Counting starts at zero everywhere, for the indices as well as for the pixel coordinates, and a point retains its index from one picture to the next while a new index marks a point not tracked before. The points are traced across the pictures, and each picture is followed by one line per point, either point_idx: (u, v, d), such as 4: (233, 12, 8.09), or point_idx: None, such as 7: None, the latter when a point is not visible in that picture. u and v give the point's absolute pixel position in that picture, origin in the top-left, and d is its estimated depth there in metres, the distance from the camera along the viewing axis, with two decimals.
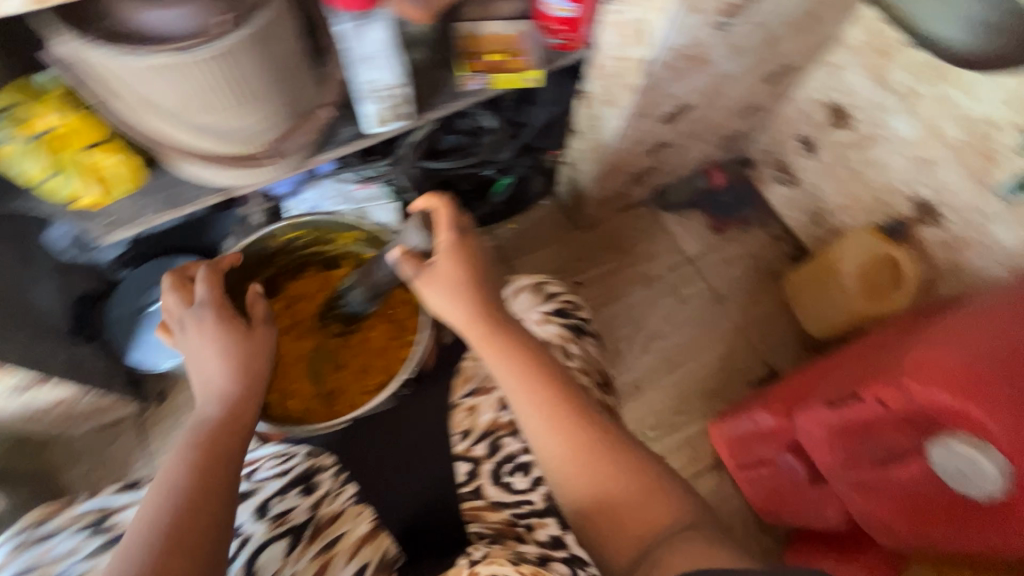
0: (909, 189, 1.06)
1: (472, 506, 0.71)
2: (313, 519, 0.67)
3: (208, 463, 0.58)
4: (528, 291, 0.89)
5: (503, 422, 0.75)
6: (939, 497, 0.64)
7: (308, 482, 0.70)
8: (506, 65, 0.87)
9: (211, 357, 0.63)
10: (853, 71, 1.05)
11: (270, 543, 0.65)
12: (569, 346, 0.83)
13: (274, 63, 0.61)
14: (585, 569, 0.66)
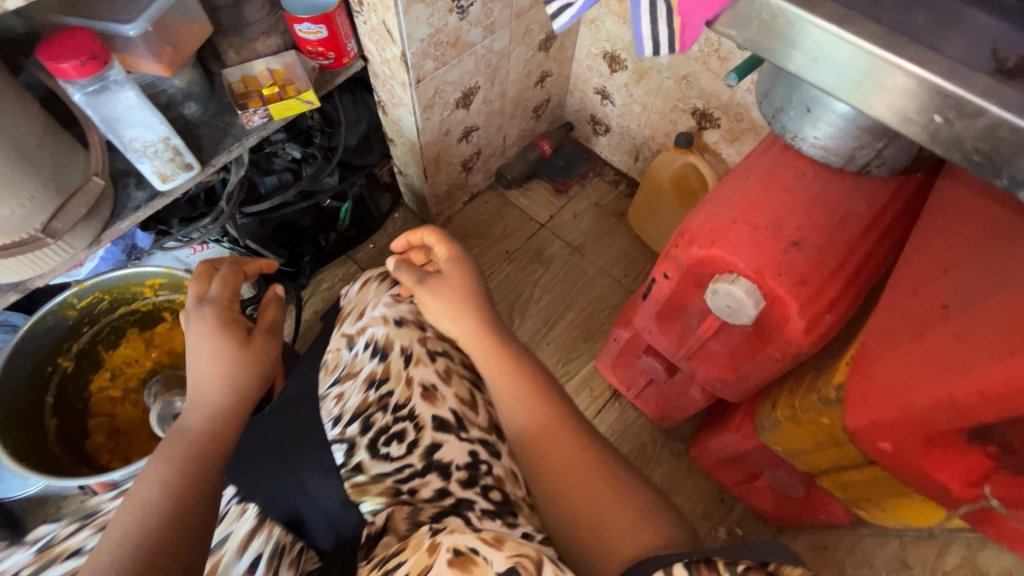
0: (686, 104, 1.21)
1: (354, 485, 0.62)
2: None
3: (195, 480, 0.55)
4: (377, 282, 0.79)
5: (373, 399, 0.65)
6: (738, 336, 0.74)
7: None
8: (282, 95, 0.91)
9: (208, 360, 0.63)
10: (607, 21, 1.20)
11: None
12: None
13: (9, 144, 0.62)
14: (474, 509, 0.58)
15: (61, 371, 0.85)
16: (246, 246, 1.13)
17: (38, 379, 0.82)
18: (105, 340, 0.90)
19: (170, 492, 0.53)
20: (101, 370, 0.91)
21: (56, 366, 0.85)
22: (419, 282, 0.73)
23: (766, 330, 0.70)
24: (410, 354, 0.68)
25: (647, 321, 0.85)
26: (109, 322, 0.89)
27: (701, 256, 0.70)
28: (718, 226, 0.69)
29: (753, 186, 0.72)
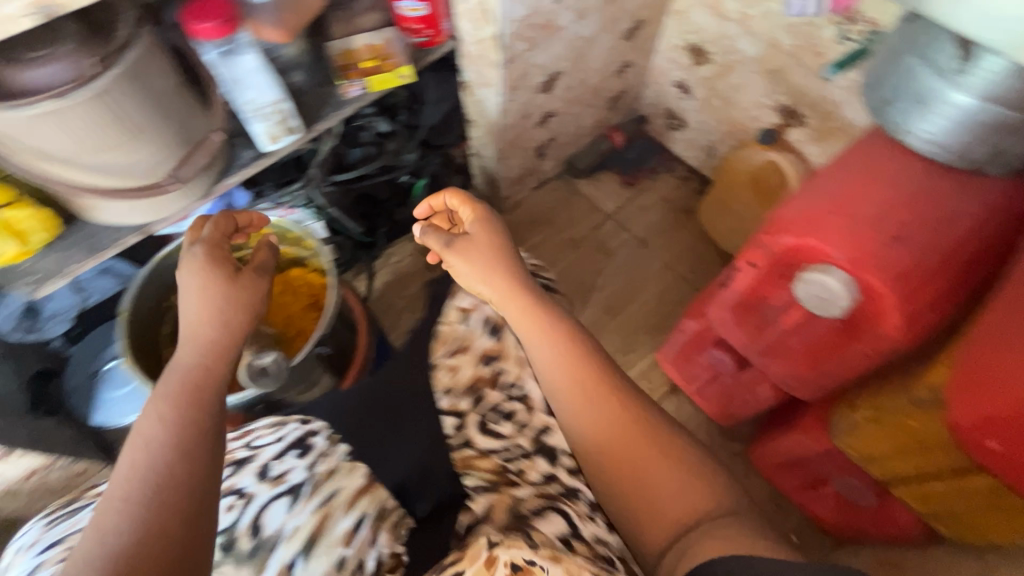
0: (771, 101, 1.18)
1: (462, 456, 0.69)
2: (310, 478, 0.63)
3: (192, 417, 0.54)
4: None
5: (485, 375, 0.73)
6: (821, 334, 0.72)
7: (302, 444, 0.65)
8: (379, 68, 0.95)
9: (196, 301, 0.61)
10: (695, 13, 1.19)
11: (271, 502, 0.60)
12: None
13: (151, 96, 0.68)
14: (580, 497, 0.64)
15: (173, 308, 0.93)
16: (330, 215, 1.18)
17: (156, 314, 0.90)
18: None
19: (175, 426, 0.53)
20: None
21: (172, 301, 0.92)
22: (448, 244, 0.71)
23: (856, 325, 0.68)
24: None
25: (723, 311, 0.85)
26: (213, 267, 0.94)
27: (794, 244, 0.69)
28: (816, 216, 0.68)
29: (855, 177, 0.70)
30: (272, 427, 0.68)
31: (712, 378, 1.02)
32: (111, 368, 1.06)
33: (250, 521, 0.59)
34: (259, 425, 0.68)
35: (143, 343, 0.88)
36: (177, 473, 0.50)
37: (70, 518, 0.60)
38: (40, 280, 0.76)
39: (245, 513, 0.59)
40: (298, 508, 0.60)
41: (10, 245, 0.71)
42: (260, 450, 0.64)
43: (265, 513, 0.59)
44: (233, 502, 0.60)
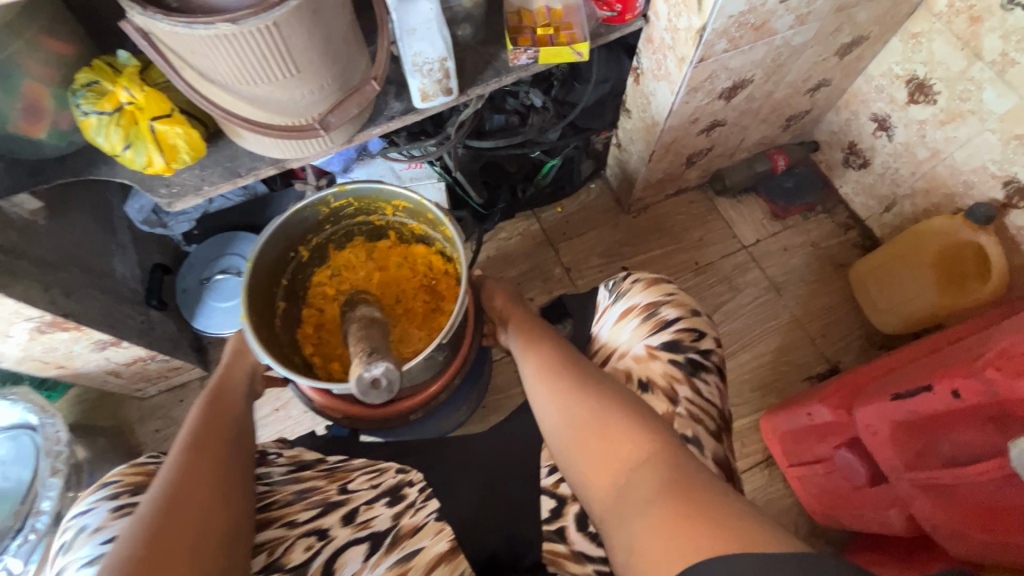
0: (1000, 170, 0.96)
1: (552, 549, 0.64)
2: (393, 529, 0.63)
3: (218, 403, 0.68)
4: (640, 316, 0.74)
5: None
6: (1009, 498, 0.59)
7: (394, 494, 0.66)
8: (554, 39, 0.85)
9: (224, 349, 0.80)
10: (936, 40, 0.97)
11: (349, 547, 0.61)
12: (680, 387, 0.69)
13: (322, 35, 0.62)
14: None
15: (299, 261, 0.79)
16: (454, 177, 1.13)
17: (280, 264, 0.76)
18: (338, 239, 0.81)
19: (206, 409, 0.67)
20: (323, 267, 0.81)
21: (296, 254, 0.78)
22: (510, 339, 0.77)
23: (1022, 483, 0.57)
24: (648, 378, 0.70)
25: (881, 421, 0.71)
26: (345, 226, 0.80)
27: None
28: None
29: None
30: (367, 474, 0.69)
31: (825, 475, 0.88)
32: (220, 281, 1.08)
33: (327, 561, 0.60)
34: (355, 466, 0.70)
35: (261, 301, 0.72)
36: (215, 440, 0.63)
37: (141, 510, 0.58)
38: (176, 194, 0.76)
39: (325, 553, 0.61)
40: (375, 559, 0.60)
41: (157, 158, 0.71)
42: (355, 496, 0.66)
43: (344, 558, 0.60)
44: (314, 543, 0.61)
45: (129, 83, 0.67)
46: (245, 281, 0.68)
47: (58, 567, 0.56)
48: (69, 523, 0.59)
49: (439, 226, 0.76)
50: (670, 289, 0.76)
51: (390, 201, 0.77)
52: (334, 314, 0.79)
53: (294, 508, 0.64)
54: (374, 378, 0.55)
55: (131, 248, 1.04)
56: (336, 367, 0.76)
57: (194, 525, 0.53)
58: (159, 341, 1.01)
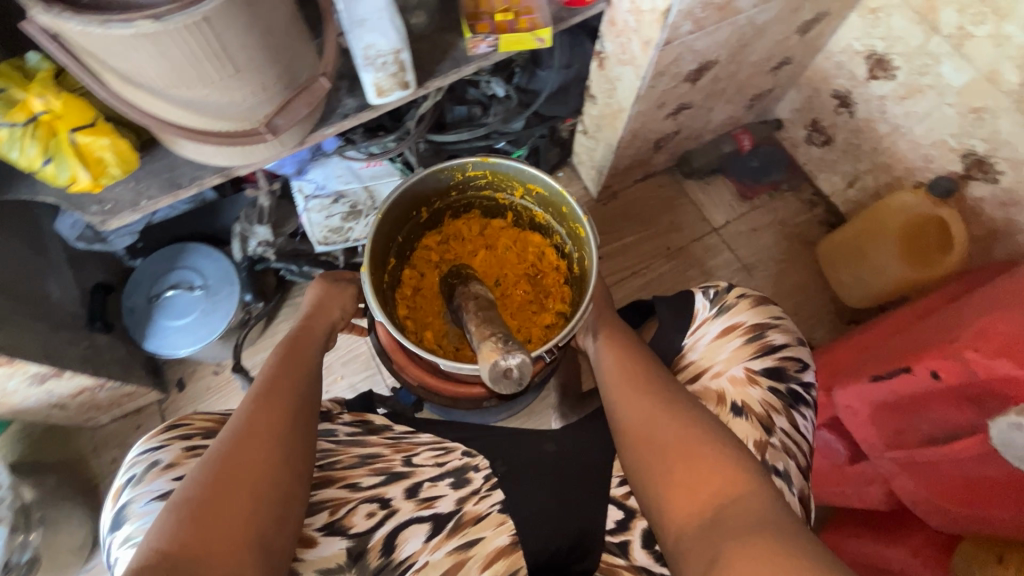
0: (959, 143, 0.98)
1: (610, 561, 0.63)
2: (457, 513, 0.64)
3: (297, 353, 0.68)
4: (740, 335, 0.71)
5: None
6: (993, 475, 0.60)
7: (458, 476, 0.67)
8: (514, 24, 0.80)
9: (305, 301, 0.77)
10: (895, 14, 0.96)
11: (412, 524, 0.62)
12: (776, 417, 0.65)
13: (261, 29, 0.56)
14: None
15: (416, 221, 0.72)
16: None
17: (397, 223, 0.70)
18: (455, 209, 0.75)
19: (284, 356, 0.67)
20: (433, 232, 0.75)
21: (416, 213, 0.72)
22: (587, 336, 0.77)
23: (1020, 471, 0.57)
24: (743, 403, 0.66)
25: (860, 401, 0.72)
26: (466, 196, 0.73)
27: (1010, 374, 0.57)
28: None
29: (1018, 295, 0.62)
30: (432, 450, 0.69)
31: None
32: (170, 298, 1.00)
33: (387, 535, 0.61)
34: (421, 441, 0.70)
35: (377, 251, 0.67)
36: (282, 396, 0.61)
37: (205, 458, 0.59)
38: (110, 211, 0.68)
39: (388, 525, 0.61)
40: (436, 541, 0.62)
41: (82, 174, 0.63)
42: (419, 470, 0.66)
43: (405, 535, 0.61)
44: (377, 510, 0.62)
45: (43, 90, 0.59)
46: (373, 228, 0.64)
47: (121, 501, 0.56)
48: (135, 459, 0.58)
49: (570, 221, 0.69)
50: (775, 313, 0.72)
51: (525, 184, 0.69)
52: (434, 284, 0.74)
53: (356, 471, 0.64)
54: (508, 368, 0.53)
55: (67, 268, 0.96)
56: (429, 336, 0.72)
57: (251, 484, 0.52)
58: (108, 367, 0.94)
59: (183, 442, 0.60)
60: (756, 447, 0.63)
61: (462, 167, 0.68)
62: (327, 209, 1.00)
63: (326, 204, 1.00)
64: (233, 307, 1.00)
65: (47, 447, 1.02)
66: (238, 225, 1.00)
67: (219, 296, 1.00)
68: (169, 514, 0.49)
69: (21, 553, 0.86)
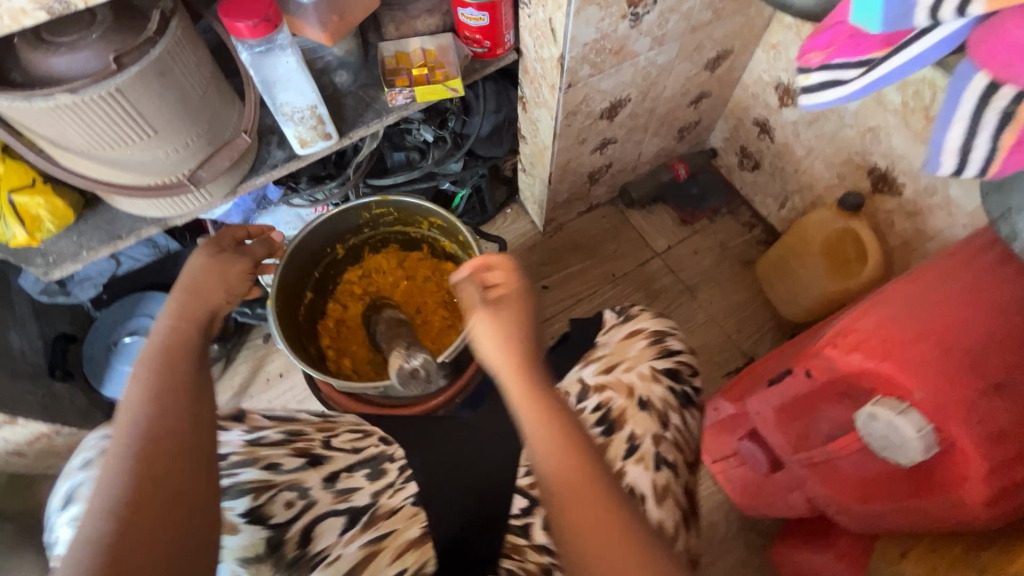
0: (864, 160, 1.04)
1: (514, 544, 0.62)
2: (371, 508, 0.61)
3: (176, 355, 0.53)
4: (645, 339, 0.71)
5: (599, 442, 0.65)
6: (877, 468, 0.61)
7: (376, 466, 0.64)
8: (428, 77, 0.89)
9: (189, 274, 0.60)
10: (791, 48, 1.05)
11: (328, 515, 0.59)
12: (673, 415, 0.66)
13: (176, 95, 0.64)
14: None
15: (334, 257, 0.79)
16: None
17: (313, 258, 0.76)
18: (372, 244, 0.82)
19: (160, 363, 0.51)
20: (354, 266, 0.82)
21: (331, 250, 0.78)
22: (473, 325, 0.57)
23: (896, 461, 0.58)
24: (644, 399, 0.66)
25: (764, 406, 0.74)
26: (379, 233, 0.80)
27: (863, 366, 0.58)
28: (899, 339, 0.57)
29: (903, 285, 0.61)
30: (352, 433, 0.66)
31: (741, 467, 0.90)
32: (127, 343, 1.06)
33: (305, 527, 0.58)
34: (343, 422, 0.67)
35: (289, 285, 0.73)
36: (182, 418, 0.49)
37: None
38: (53, 262, 0.74)
39: (305, 517, 0.58)
40: (351, 535, 0.59)
41: (19, 231, 0.69)
42: (337, 456, 0.63)
43: (321, 527, 0.58)
44: (295, 500, 0.58)
45: None
46: (279, 269, 0.70)
47: (72, 482, 0.57)
48: (92, 445, 0.60)
49: (468, 249, 0.75)
50: (672, 323, 0.74)
51: (427, 218, 0.76)
52: (357, 315, 0.80)
53: (275, 452, 0.60)
54: (413, 369, 0.64)
55: (32, 320, 1.02)
56: (348, 362, 0.77)
57: (171, 540, 0.44)
58: (64, 413, 0.98)
59: None
60: (652, 441, 0.64)
61: (367, 207, 0.74)
62: None
63: None
64: None
65: None
66: (192, 273, 1.08)
67: None
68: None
69: None
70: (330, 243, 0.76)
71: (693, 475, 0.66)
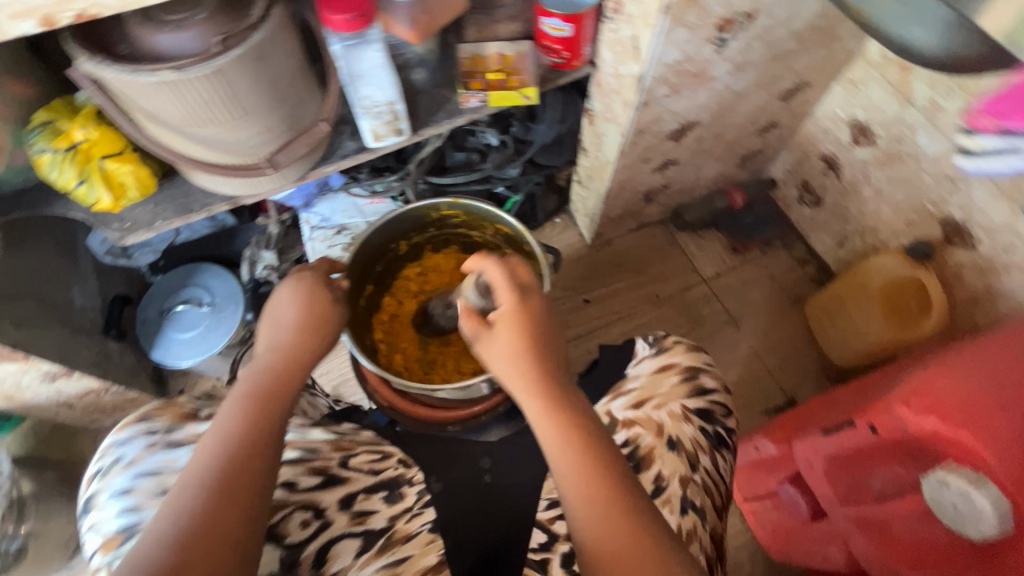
0: (937, 210, 1.00)
1: None
2: (388, 531, 0.59)
3: (270, 396, 0.55)
4: (678, 374, 0.70)
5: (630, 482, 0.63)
6: (939, 536, 0.58)
7: (392, 490, 0.62)
8: (504, 83, 0.89)
9: (287, 306, 0.62)
10: (872, 86, 1.02)
11: (343, 538, 0.58)
12: (704, 457, 0.65)
13: (268, 80, 0.66)
14: None
15: (395, 252, 0.81)
16: None
17: (378, 252, 0.78)
18: (434, 243, 0.83)
19: (253, 402, 0.54)
20: (413, 263, 0.83)
21: (394, 246, 0.80)
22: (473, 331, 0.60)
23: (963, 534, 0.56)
24: (675, 438, 0.65)
25: (815, 455, 0.72)
26: (444, 233, 0.81)
27: (939, 430, 0.57)
28: (981, 405, 0.55)
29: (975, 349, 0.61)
30: (370, 453, 0.64)
31: (774, 509, 0.88)
32: (180, 312, 1.08)
33: (319, 549, 0.57)
34: (362, 440, 0.66)
35: (353, 275, 0.75)
36: (244, 470, 0.49)
37: (169, 451, 0.59)
38: (128, 229, 0.77)
39: (318, 539, 0.57)
40: (366, 558, 0.57)
41: (105, 196, 0.73)
42: (354, 477, 0.62)
43: (335, 548, 0.57)
44: (311, 520, 0.58)
45: (87, 121, 0.70)
46: (348, 257, 0.72)
47: (91, 490, 0.57)
48: (105, 450, 0.59)
49: (531, 259, 0.76)
50: (706, 358, 0.73)
51: (493, 225, 0.78)
52: (410, 311, 0.82)
53: (290, 470, 0.60)
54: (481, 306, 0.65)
55: (93, 278, 1.06)
56: (399, 358, 0.78)
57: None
58: (114, 372, 1.01)
59: (155, 437, 0.59)
60: (678, 483, 0.62)
61: (437, 207, 0.76)
62: (330, 240, 1.08)
63: (328, 235, 1.08)
64: (234, 325, 1.08)
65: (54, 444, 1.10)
66: (248, 250, 1.11)
67: (223, 313, 1.08)
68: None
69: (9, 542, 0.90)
70: (395, 238, 0.78)
71: (722, 519, 0.64)
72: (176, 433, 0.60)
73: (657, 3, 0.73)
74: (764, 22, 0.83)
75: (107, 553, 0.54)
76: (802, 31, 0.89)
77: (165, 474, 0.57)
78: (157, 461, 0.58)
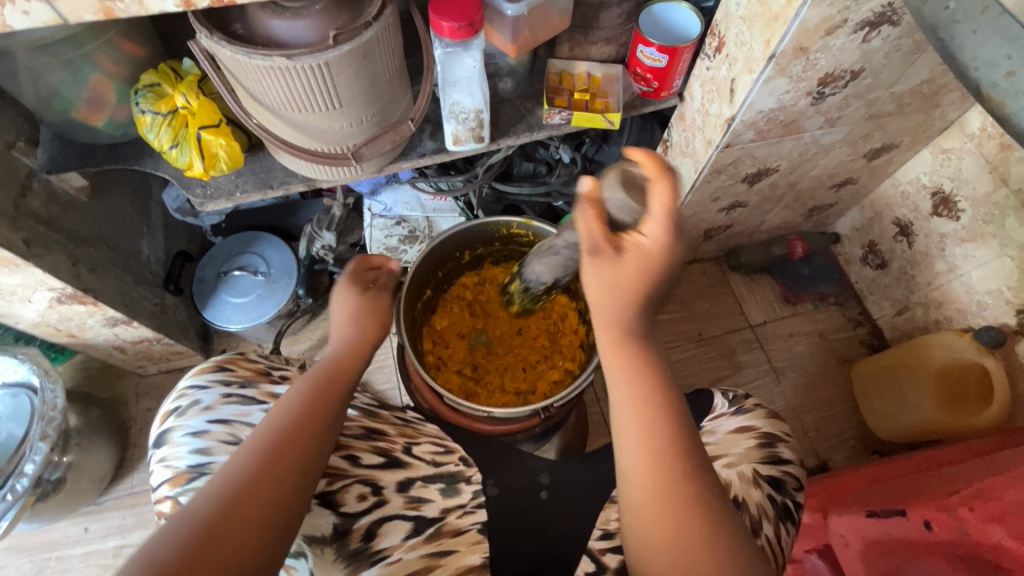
0: (1016, 298, 0.96)
1: None
2: (439, 521, 0.62)
3: (335, 367, 0.62)
4: (751, 441, 0.68)
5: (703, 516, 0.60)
6: None
7: (449, 484, 0.65)
8: (589, 105, 0.88)
9: (341, 301, 0.70)
10: (966, 157, 0.97)
11: (395, 518, 0.61)
12: (767, 524, 0.61)
13: (370, 77, 0.67)
14: None
15: (459, 260, 0.87)
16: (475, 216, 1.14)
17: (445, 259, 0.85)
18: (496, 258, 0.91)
19: (321, 372, 0.61)
20: (471, 272, 0.91)
21: (460, 254, 0.86)
22: (592, 244, 0.54)
23: None
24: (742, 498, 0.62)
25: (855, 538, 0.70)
26: (508, 249, 0.88)
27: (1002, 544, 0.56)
28: None
29: None
30: (434, 445, 0.68)
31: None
32: (235, 277, 1.10)
33: (373, 522, 0.60)
34: (425, 432, 0.70)
35: (418, 278, 0.82)
36: (310, 421, 0.56)
37: (240, 405, 0.62)
38: (209, 196, 0.80)
39: (373, 513, 0.60)
40: (413, 542, 0.60)
41: (197, 163, 0.75)
42: (416, 464, 0.65)
43: (387, 527, 0.60)
44: (368, 495, 0.61)
45: (188, 90, 0.73)
46: (417, 261, 0.80)
47: (164, 425, 0.61)
48: (183, 390, 0.63)
49: None
50: (785, 428, 0.71)
51: None
52: (461, 319, 0.89)
53: (358, 443, 0.63)
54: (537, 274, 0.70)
55: (161, 231, 1.10)
56: (447, 366, 0.85)
57: (260, 526, 0.49)
58: (167, 326, 1.04)
59: (229, 387, 0.63)
60: None
61: (508, 224, 0.82)
62: (388, 230, 1.10)
63: (387, 225, 1.10)
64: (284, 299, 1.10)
65: (102, 384, 1.15)
66: (309, 227, 1.13)
67: (276, 285, 1.10)
68: (174, 542, 0.46)
69: (52, 472, 0.93)
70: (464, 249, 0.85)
71: None
72: (250, 389, 0.64)
73: (765, 50, 0.71)
74: (867, 81, 0.80)
75: (174, 487, 0.58)
76: (904, 92, 0.85)
77: (235, 424, 0.61)
78: (231, 412, 0.62)
